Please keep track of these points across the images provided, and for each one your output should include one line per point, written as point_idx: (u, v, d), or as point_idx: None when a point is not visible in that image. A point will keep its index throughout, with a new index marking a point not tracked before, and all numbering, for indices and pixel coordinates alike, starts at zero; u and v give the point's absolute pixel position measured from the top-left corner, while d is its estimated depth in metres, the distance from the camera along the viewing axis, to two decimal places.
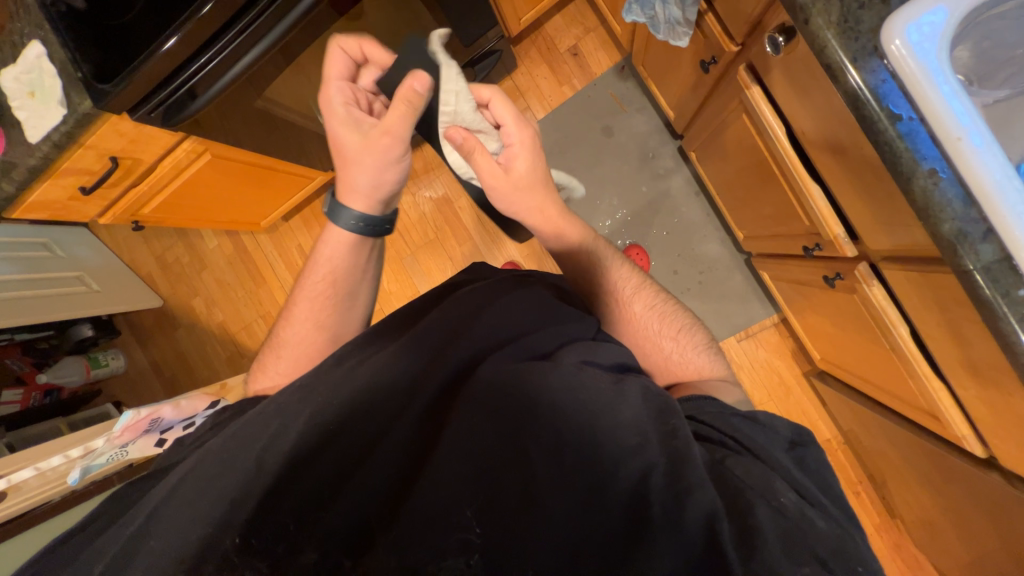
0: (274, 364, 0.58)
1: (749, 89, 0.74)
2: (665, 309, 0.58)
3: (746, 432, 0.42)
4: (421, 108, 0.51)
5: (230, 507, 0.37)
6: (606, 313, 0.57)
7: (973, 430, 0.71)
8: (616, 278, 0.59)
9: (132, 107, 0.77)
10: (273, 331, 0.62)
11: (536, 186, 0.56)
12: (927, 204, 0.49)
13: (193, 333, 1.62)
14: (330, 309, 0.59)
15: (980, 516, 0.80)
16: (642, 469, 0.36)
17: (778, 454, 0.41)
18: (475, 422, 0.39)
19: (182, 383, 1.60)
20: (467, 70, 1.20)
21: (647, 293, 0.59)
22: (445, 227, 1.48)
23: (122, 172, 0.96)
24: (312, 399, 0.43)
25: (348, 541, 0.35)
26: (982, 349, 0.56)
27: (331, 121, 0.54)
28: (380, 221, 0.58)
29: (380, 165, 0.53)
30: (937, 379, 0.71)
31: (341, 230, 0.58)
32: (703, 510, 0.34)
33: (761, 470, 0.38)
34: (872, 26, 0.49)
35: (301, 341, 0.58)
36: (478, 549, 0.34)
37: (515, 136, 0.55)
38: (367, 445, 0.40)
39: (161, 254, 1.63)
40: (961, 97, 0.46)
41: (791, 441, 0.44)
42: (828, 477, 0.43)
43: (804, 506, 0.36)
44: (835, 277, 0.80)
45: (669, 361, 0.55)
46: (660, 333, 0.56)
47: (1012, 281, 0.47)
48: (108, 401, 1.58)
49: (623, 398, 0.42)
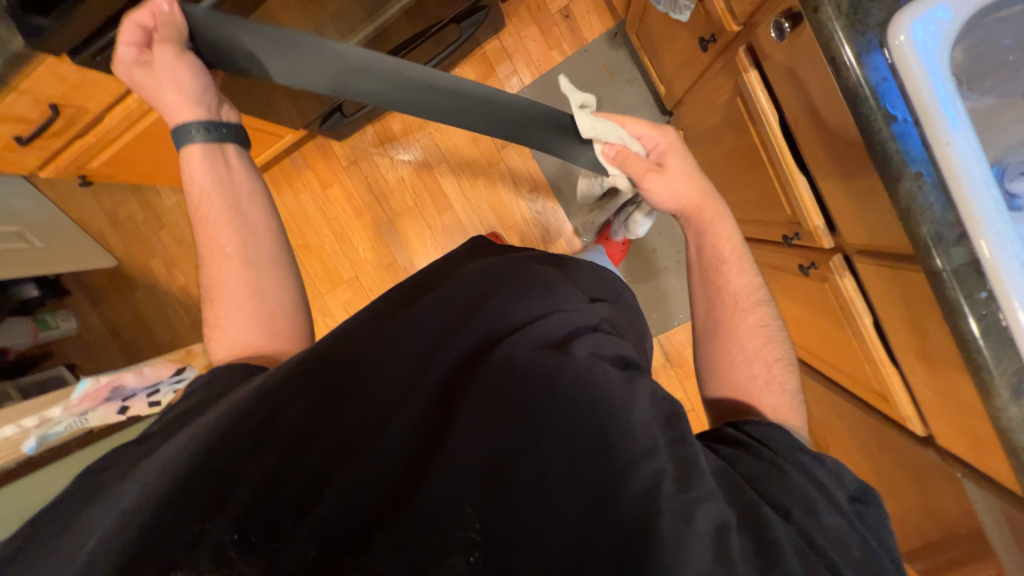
0: (212, 312, 0.58)
1: (747, 72, 0.73)
2: (772, 333, 0.56)
3: (808, 466, 0.42)
4: (179, 21, 0.52)
5: (227, 484, 0.38)
6: (711, 309, 0.58)
7: (917, 412, 0.78)
8: (739, 283, 0.58)
9: (73, 49, 0.68)
10: (201, 286, 0.59)
11: (690, 175, 0.59)
12: (909, 206, 0.50)
13: (153, 295, 1.53)
14: (229, 233, 0.57)
15: (908, 485, 0.90)
16: (653, 475, 0.37)
17: (839, 496, 0.40)
18: (488, 411, 0.40)
19: (143, 347, 1.54)
20: (452, 26, 1.10)
21: (762, 309, 0.57)
22: (425, 195, 1.42)
23: (65, 121, 0.86)
24: (311, 378, 0.42)
25: (343, 543, 0.35)
26: (938, 342, 0.60)
27: (124, 74, 0.52)
28: (222, 125, 0.56)
29: (180, 72, 0.52)
30: (891, 365, 0.77)
31: (194, 156, 0.55)
32: (713, 519, 0.35)
33: (800, 488, 0.39)
34: (879, 21, 0.48)
35: (224, 279, 0.57)
36: (479, 545, 0.35)
37: (658, 139, 0.60)
38: (369, 427, 0.40)
39: (112, 210, 1.49)
40: (955, 102, 0.47)
41: (852, 495, 0.41)
42: (887, 535, 0.40)
43: (845, 531, 0.37)
44: (809, 266, 0.83)
45: (751, 382, 0.53)
46: (757, 354, 0.54)
47: (976, 283, 0.50)
48: (61, 363, 1.50)
49: (635, 400, 0.42)
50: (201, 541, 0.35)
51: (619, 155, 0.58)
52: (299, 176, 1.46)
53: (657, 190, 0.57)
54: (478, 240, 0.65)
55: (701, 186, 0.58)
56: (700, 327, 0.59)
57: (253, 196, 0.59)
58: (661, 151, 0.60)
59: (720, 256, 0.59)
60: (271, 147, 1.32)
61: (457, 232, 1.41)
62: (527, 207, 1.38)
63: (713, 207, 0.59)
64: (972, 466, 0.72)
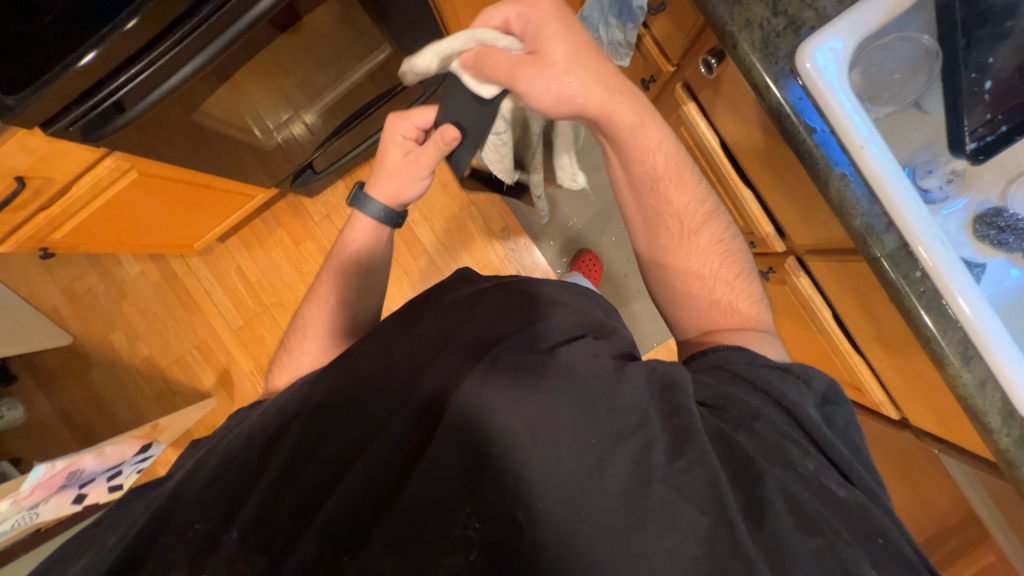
0: (299, 346, 0.62)
1: (686, 104, 0.82)
2: (730, 250, 0.59)
3: (773, 381, 0.47)
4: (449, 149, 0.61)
5: (231, 500, 0.40)
6: (656, 234, 0.60)
7: (888, 397, 0.83)
8: (685, 205, 0.58)
9: (44, 122, 0.69)
10: (295, 319, 0.66)
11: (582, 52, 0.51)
12: (841, 203, 0.57)
13: (113, 371, 1.45)
14: (349, 288, 0.65)
15: (895, 473, 0.93)
16: (645, 446, 0.40)
17: (809, 410, 0.46)
18: (467, 423, 0.40)
19: (101, 429, 1.43)
20: (416, 85, 1.19)
21: (714, 225, 0.60)
22: (399, 242, 1.44)
23: (29, 194, 0.85)
24: (311, 405, 0.45)
25: (346, 537, 0.37)
26: (892, 325, 0.66)
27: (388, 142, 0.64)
28: (396, 215, 0.67)
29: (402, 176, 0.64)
30: (857, 355, 0.82)
31: (366, 218, 0.66)
32: (705, 478, 0.38)
33: (780, 424, 0.43)
34: (787, 52, 0.57)
35: (322, 322, 0.63)
36: (476, 545, 0.37)
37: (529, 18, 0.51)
38: (359, 443, 0.41)
39: (70, 285, 1.44)
40: (860, 112, 0.55)
41: (823, 398, 0.49)
42: (855, 436, 0.48)
43: (825, 474, 0.41)
44: (768, 271, 0.90)
45: (717, 301, 0.58)
46: (717, 275, 0.58)
47: (911, 265, 0.56)
48: (4, 458, 1.37)
49: (623, 379, 0.44)
50: (220, 545, 0.38)
51: (476, 67, 0.53)
52: (270, 236, 1.47)
53: (541, 86, 0.50)
54: (464, 273, 0.65)
55: (606, 85, 0.52)
56: (649, 256, 0.61)
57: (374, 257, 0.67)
58: (534, 33, 0.51)
59: (655, 174, 0.57)
60: (242, 208, 1.34)
61: (434, 275, 1.43)
62: (500, 245, 1.43)
63: (636, 106, 0.54)
64: (947, 442, 0.76)
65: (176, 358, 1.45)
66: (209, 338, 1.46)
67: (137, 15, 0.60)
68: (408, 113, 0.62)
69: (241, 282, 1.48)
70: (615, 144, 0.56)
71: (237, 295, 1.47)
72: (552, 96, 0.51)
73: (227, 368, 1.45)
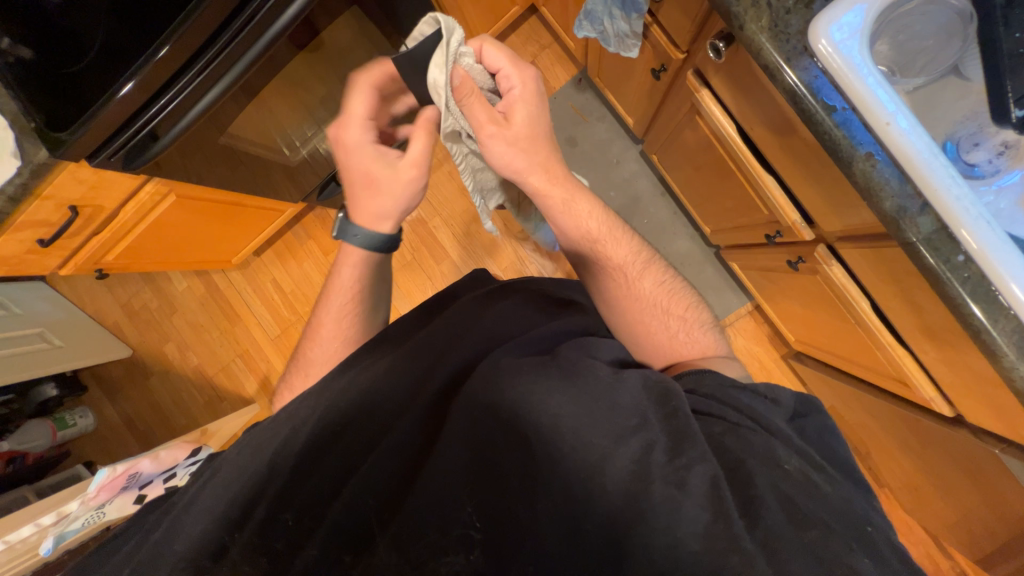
0: (303, 381, 0.65)
1: (698, 91, 0.79)
2: (673, 286, 0.59)
3: (747, 402, 0.46)
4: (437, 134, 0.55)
5: (246, 505, 0.43)
6: (608, 289, 0.57)
7: (938, 392, 0.77)
8: (625, 253, 0.58)
9: (91, 153, 0.75)
10: (298, 349, 0.67)
11: (537, 137, 0.54)
12: (868, 184, 0.53)
13: (167, 381, 1.55)
14: (354, 324, 0.65)
15: (958, 477, 0.84)
16: (644, 447, 0.40)
17: (779, 423, 0.45)
18: (475, 415, 0.43)
19: (159, 433, 1.54)
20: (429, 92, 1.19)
21: (654, 269, 0.59)
22: (421, 248, 1.45)
23: (83, 220, 0.93)
24: (330, 418, 0.48)
25: (348, 540, 0.39)
26: (935, 314, 0.61)
27: (356, 155, 0.54)
28: (395, 238, 0.62)
29: (402, 190, 0.56)
30: (901, 347, 0.76)
31: (359, 249, 0.61)
32: (705, 476, 0.38)
33: (764, 444, 0.42)
34: (799, 28, 0.54)
35: (328, 358, 0.65)
36: (478, 544, 0.37)
37: (514, 80, 0.52)
38: (370, 441, 0.46)
39: (127, 301, 1.57)
40: (884, 85, 0.50)
41: (793, 413, 0.48)
42: (835, 446, 0.46)
43: (808, 470, 0.41)
44: (798, 261, 0.85)
45: (676, 338, 0.55)
46: (669, 313, 0.56)
47: (951, 248, 0.51)
48: (79, 461, 1.51)
49: (623, 384, 0.46)
50: (228, 550, 0.41)
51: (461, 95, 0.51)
52: (301, 248, 1.54)
53: (497, 150, 0.53)
54: (480, 273, 0.69)
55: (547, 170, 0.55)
56: (602, 304, 0.59)
57: (374, 288, 0.65)
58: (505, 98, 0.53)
59: (591, 237, 0.57)
60: (273, 223, 1.41)
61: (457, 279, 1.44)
62: (520, 247, 1.43)
63: (567, 185, 0.56)
64: (1010, 441, 0.69)
65: (221, 367, 1.54)
66: (251, 347, 1.54)
67: (167, 43, 0.64)
68: (354, 113, 0.53)
69: (277, 294, 1.55)
70: (550, 215, 0.57)
71: (273, 306, 1.54)
72: (501, 162, 0.54)
73: (267, 375, 1.53)
